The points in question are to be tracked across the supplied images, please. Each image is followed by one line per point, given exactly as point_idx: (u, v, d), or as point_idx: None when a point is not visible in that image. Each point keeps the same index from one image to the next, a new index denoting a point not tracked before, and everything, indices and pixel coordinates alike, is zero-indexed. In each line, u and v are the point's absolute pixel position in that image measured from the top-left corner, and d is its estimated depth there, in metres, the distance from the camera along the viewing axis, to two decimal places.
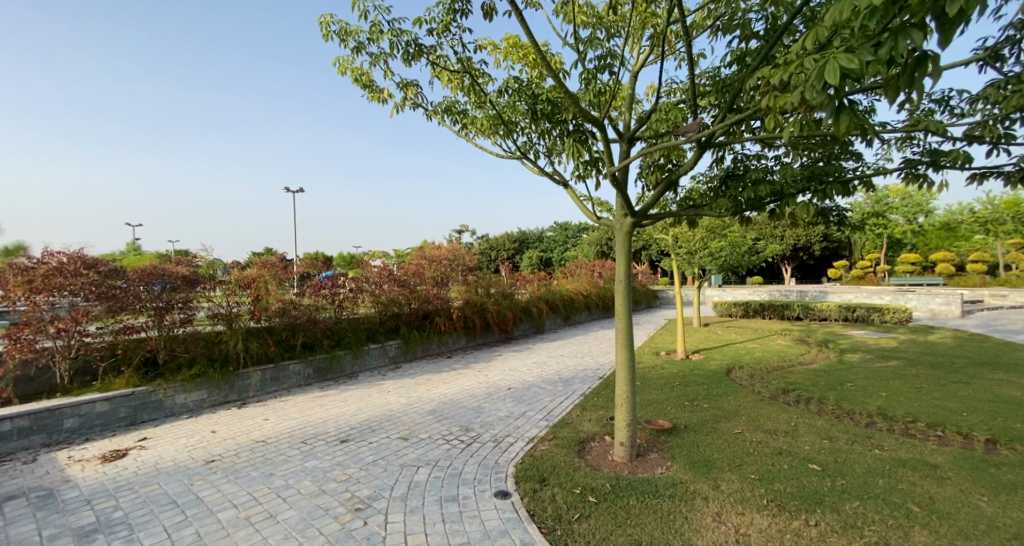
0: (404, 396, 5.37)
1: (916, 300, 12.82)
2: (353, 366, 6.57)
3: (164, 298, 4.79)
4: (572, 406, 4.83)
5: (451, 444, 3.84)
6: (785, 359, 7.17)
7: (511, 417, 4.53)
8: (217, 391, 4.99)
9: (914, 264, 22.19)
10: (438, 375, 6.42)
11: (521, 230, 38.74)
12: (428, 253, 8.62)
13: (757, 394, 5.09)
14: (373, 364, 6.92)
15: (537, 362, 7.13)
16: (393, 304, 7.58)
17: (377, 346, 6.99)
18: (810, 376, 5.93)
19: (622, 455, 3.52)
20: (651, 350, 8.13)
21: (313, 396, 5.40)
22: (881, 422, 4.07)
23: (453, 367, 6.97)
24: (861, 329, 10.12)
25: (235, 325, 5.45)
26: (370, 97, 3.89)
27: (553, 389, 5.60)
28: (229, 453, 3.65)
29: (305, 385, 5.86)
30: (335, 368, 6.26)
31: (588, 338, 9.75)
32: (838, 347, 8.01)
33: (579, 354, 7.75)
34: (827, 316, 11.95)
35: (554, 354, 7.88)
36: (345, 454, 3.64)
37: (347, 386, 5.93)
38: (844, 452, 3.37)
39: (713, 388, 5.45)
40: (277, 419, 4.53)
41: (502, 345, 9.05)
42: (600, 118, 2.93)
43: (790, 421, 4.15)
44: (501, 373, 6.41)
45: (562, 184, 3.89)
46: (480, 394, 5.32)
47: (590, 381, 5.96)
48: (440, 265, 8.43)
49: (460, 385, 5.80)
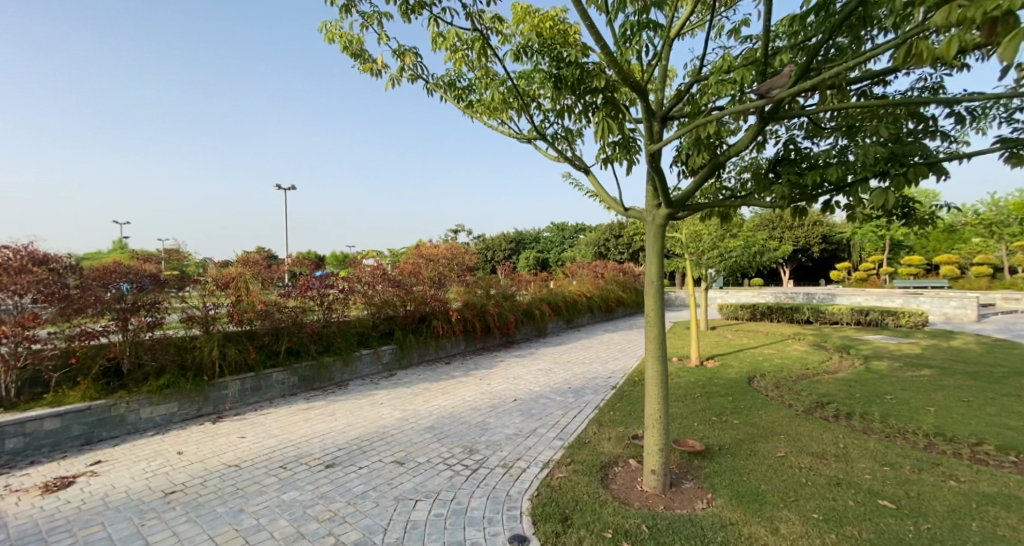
0: (399, 409, 4.85)
1: (929, 304, 12.45)
2: (343, 373, 6.05)
3: (130, 299, 4.23)
4: (587, 422, 4.34)
5: (454, 470, 3.33)
6: (808, 367, 6.71)
7: (520, 435, 4.02)
8: (190, 404, 4.46)
9: (918, 267, 21.91)
10: (435, 384, 5.92)
11: (518, 230, 38.31)
12: (425, 251, 8.11)
13: (789, 408, 4.63)
14: (365, 371, 6.41)
15: (543, 370, 6.63)
16: (388, 306, 7.09)
17: (369, 352, 6.47)
18: (842, 387, 5.47)
19: (653, 485, 3.03)
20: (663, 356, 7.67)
21: (298, 409, 4.86)
22: (941, 444, 3.60)
23: (451, 375, 6.46)
24: (878, 334, 9.69)
25: (212, 329, 4.92)
26: (360, 68, 3.42)
27: (563, 401, 5.10)
28: (193, 481, 3.10)
29: (290, 395, 5.33)
30: (322, 376, 5.75)
31: (593, 343, 9.27)
32: (860, 353, 7.58)
33: (587, 361, 7.25)
34: (839, 320, 11.53)
35: (560, 359, 7.39)
36: (331, 483, 3.11)
37: (336, 396, 5.41)
38: (915, 484, 2.97)
39: (738, 400, 4.97)
40: (255, 436, 3.99)
41: (503, 349, 8.54)
42: (641, 85, 2.43)
43: (837, 442, 3.69)
44: (505, 382, 5.90)
45: (584, 171, 3.38)
46: (483, 407, 4.81)
47: (603, 392, 5.47)
48: (438, 264, 7.91)
49: (460, 396, 5.29)
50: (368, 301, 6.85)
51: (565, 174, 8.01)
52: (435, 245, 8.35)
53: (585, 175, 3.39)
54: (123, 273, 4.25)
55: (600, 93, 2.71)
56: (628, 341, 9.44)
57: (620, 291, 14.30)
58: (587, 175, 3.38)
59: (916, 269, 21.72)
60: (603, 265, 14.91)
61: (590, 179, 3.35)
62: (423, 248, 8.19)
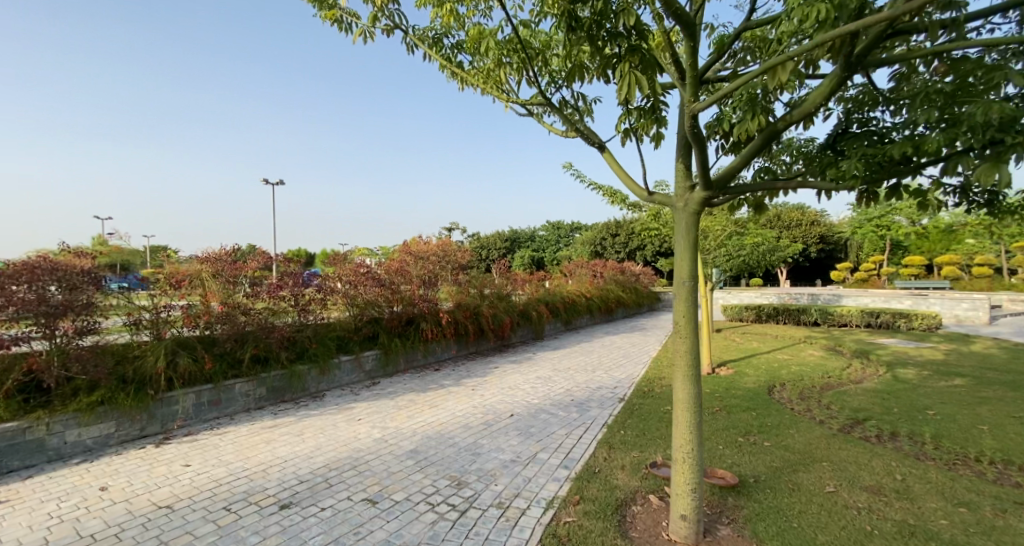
0: (378, 427, 4.23)
1: (939, 305, 11.99)
2: (319, 383, 5.43)
3: (57, 301, 3.58)
4: (595, 445, 3.75)
5: (437, 512, 2.73)
6: (831, 375, 6.15)
7: (517, 462, 3.42)
8: (130, 423, 3.87)
9: (920, 267, 21.55)
10: (422, 395, 5.30)
11: (512, 230, 37.70)
12: (413, 248, 7.47)
13: (824, 427, 4.06)
14: (345, 380, 5.78)
15: (542, 378, 6.03)
16: (371, 306, 6.46)
17: (350, 358, 5.84)
18: (875, 399, 4.91)
19: (683, 535, 2.44)
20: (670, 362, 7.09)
21: (261, 426, 4.23)
22: (1016, 476, 3.05)
23: (440, 383, 5.84)
24: (893, 337, 9.19)
25: (163, 334, 4.36)
26: (324, 17, 2.85)
27: (566, 417, 4.50)
28: (108, 531, 2.47)
29: (256, 410, 4.70)
30: (295, 387, 5.12)
31: (594, 346, 8.69)
32: (882, 359, 7.05)
33: (589, 368, 6.66)
34: (849, 322, 11.02)
35: (560, 366, 6.79)
36: (282, 532, 2.50)
37: (309, 410, 4.77)
38: (1009, 534, 2.39)
39: (764, 417, 4.39)
40: (202, 465, 3.37)
41: (498, 353, 7.93)
42: (686, 20, 1.86)
43: (893, 472, 3.11)
44: (500, 393, 5.29)
45: (600, 146, 2.80)
46: (475, 425, 4.20)
47: (609, 406, 4.87)
48: (427, 262, 7.32)
49: (449, 410, 4.68)
50: (347, 301, 6.24)
51: (563, 164, 7.41)
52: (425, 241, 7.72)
53: (599, 152, 2.80)
54: (48, 270, 3.59)
55: (622, 41, 2.15)
56: (631, 345, 8.87)
57: (620, 291, 13.73)
58: (601, 153, 2.80)
59: (918, 268, 21.35)
60: (603, 265, 14.30)
61: (605, 157, 2.77)
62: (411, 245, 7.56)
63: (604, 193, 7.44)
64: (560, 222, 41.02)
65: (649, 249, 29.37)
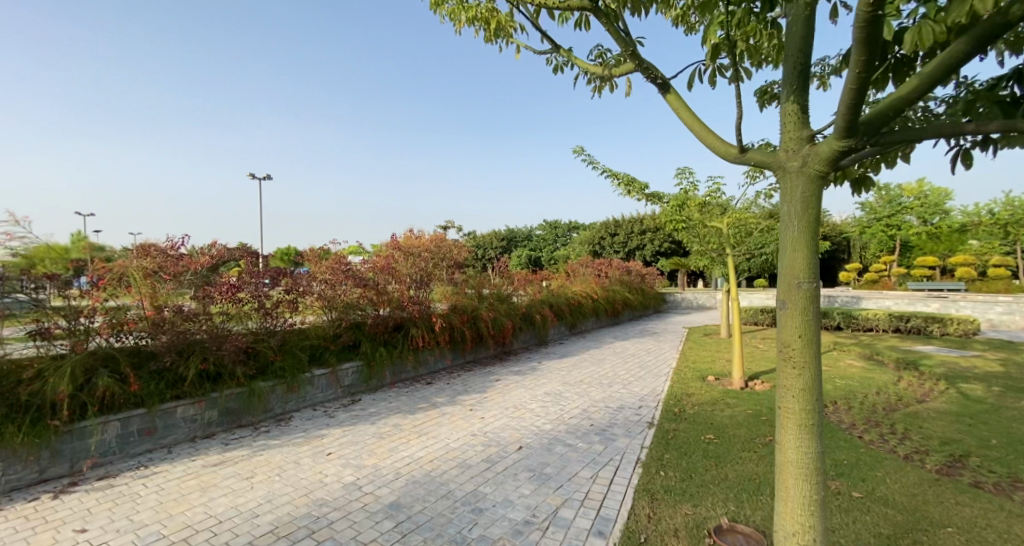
0: (351, 465, 3.34)
1: (970, 309, 11.20)
2: (285, 402, 4.53)
3: None
4: (632, 496, 2.86)
5: None
6: (885, 391, 5.30)
7: (534, 527, 2.52)
8: (22, 465, 2.93)
9: (931, 268, 20.86)
10: (410, 417, 4.41)
11: (510, 229, 36.81)
12: (403, 244, 6.58)
13: (919, 468, 3.19)
14: (319, 399, 4.88)
15: (551, 395, 5.15)
16: (351, 310, 5.57)
17: (325, 373, 4.94)
18: (958, 426, 4.06)
19: None
20: (696, 374, 6.23)
21: (203, 464, 3.32)
22: None
23: (432, 402, 4.95)
24: (931, 344, 8.37)
25: (82, 346, 3.43)
26: None
27: (589, 451, 3.61)
28: None
29: (201, 440, 3.79)
30: (254, 409, 4.21)
31: (605, 354, 7.81)
32: (935, 371, 6.22)
33: (604, 381, 5.79)
34: (876, 326, 10.22)
35: (571, 379, 5.91)
36: None
37: (269, 439, 3.87)
38: None
39: (834, 450, 3.52)
40: (103, 531, 2.46)
41: (498, 362, 7.04)
42: None
43: None
44: (503, 417, 4.41)
45: (664, 85, 1.92)
46: (475, 464, 3.31)
47: (638, 434, 3.99)
48: (418, 259, 6.47)
49: (443, 441, 3.78)
50: (323, 304, 5.36)
51: (573, 149, 6.55)
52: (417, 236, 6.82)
53: (660, 94, 1.92)
54: None
55: None
56: (644, 352, 8.02)
57: (626, 293, 12.87)
58: (662, 95, 1.92)
59: (930, 269, 20.64)
60: (607, 264, 13.36)
61: (670, 101, 1.88)
62: (400, 241, 6.67)
63: (620, 181, 6.60)
64: (557, 221, 40.25)
65: (649, 249, 28.60)
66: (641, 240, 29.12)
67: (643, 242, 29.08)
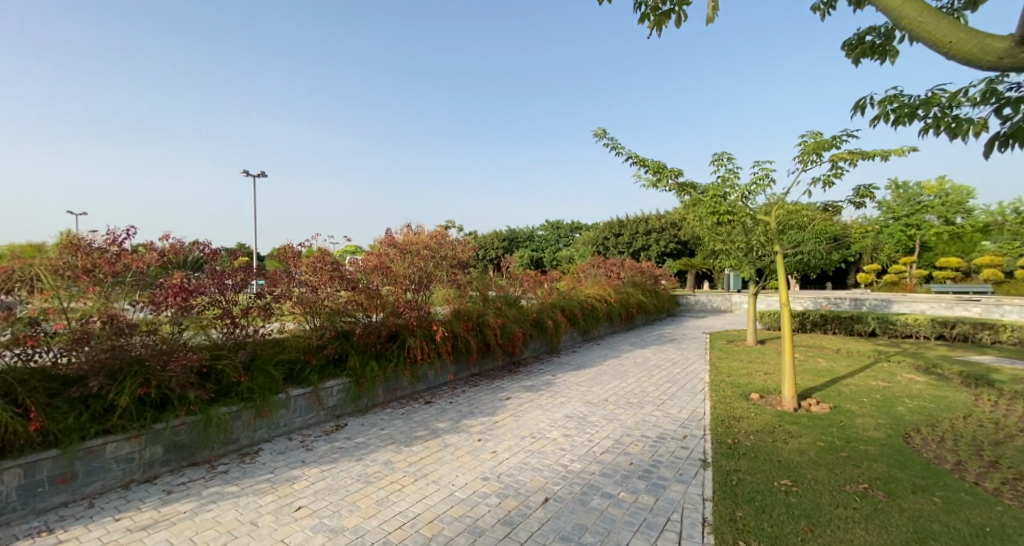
0: (326, 530, 2.51)
1: (1015, 314, 10.35)
2: (252, 431, 3.70)
3: None
4: None
5: None
6: (971, 415, 4.46)
7: None
8: None
9: (953, 269, 19.98)
10: (406, 452, 3.59)
11: (512, 229, 35.96)
12: (399, 241, 5.76)
13: None
14: (296, 425, 4.05)
15: (573, 420, 4.32)
16: (336, 317, 4.75)
17: (304, 393, 4.11)
18: None
19: None
20: (737, 392, 5.39)
21: (127, 530, 2.49)
22: None
23: (434, 429, 4.13)
24: (987, 355, 7.52)
25: None
26: None
27: (636, 505, 2.78)
28: None
29: (136, 486, 2.94)
30: (211, 442, 3.38)
31: (626, 364, 6.97)
32: (1015, 389, 5.38)
33: (632, 401, 4.96)
34: (916, 333, 9.37)
35: (595, 397, 5.08)
36: None
37: (224, 486, 3.02)
38: None
39: (960, 509, 2.68)
40: None
41: (507, 375, 6.22)
42: None
43: None
44: (519, 451, 3.58)
45: None
46: (490, 529, 2.48)
47: (692, 478, 3.16)
48: (416, 259, 5.68)
49: (446, 489, 2.95)
50: (300, 309, 4.54)
51: (594, 131, 5.77)
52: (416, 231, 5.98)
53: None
54: None
55: None
56: (669, 362, 7.19)
57: (640, 295, 12.04)
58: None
59: (953, 271, 19.75)
60: (619, 264, 12.53)
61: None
62: (395, 237, 5.84)
63: (649, 167, 5.81)
64: (560, 222, 39.44)
65: (655, 250, 27.77)
66: (647, 241, 28.27)
67: (649, 243, 28.21)
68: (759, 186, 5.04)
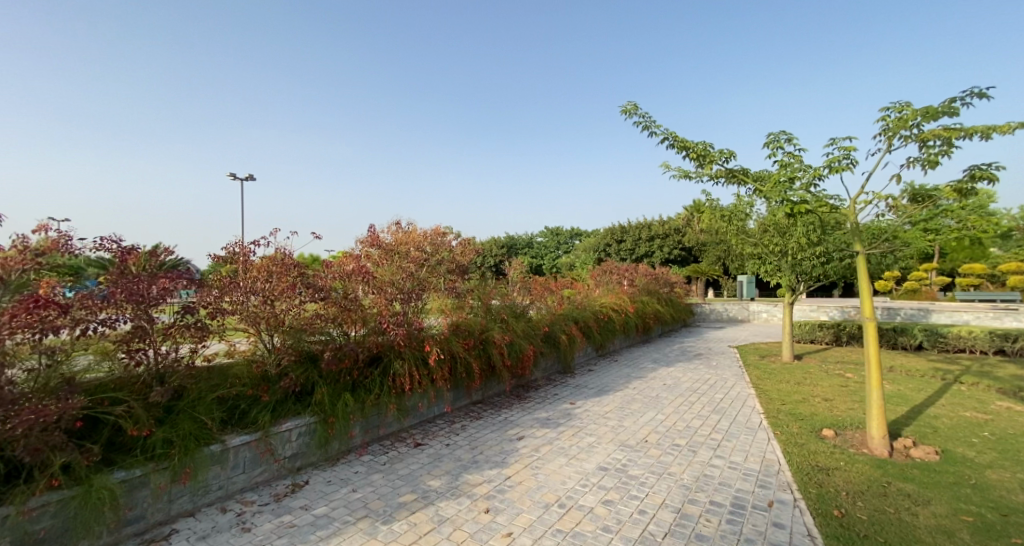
0: None
1: None
2: (165, 503, 2.60)
3: None
4: None
5: None
6: None
7: None
8: None
9: (976, 276, 19.12)
10: (383, 537, 2.49)
11: (510, 236, 34.98)
12: (385, 241, 4.71)
13: None
14: (234, 487, 2.95)
15: (610, 475, 3.23)
16: (299, 336, 3.64)
17: (248, 443, 3.01)
18: None
19: None
20: (805, 428, 4.33)
21: None
22: None
23: (425, 491, 3.03)
24: None
25: None
26: None
27: None
28: None
29: None
30: (93, 529, 2.29)
31: (655, 388, 5.91)
32: None
33: (679, 444, 3.88)
34: (971, 347, 8.35)
35: (631, 437, 4.00)
36: None
37: None
38: None
39: None
40: None
41: (517, 403, 5.13)
42: None
43: None
44: (545, 535, 2.49)
45: None
46: None
47: None
48: (405, 263, 4.66)
49: None
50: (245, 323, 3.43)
51: (623, 106, 4.76)
52: (406, 229, 4.91)
53: None
54: None
55: None
56: (704, 384, 6.13)
57: (656, 304, 11.00)
58: None
59: (976, 278, 18.87)
60: (631, 270, 11.52)
61: None
62: (380, 236, 4.78)
63: (690, 151, 4.80)
64: (560, 228, 38.46)
65: (658, 256, 26.74)
66: (651, 247, 27.24)
67: (653, 250, 27.17)
68: (838, 169, 4.01)
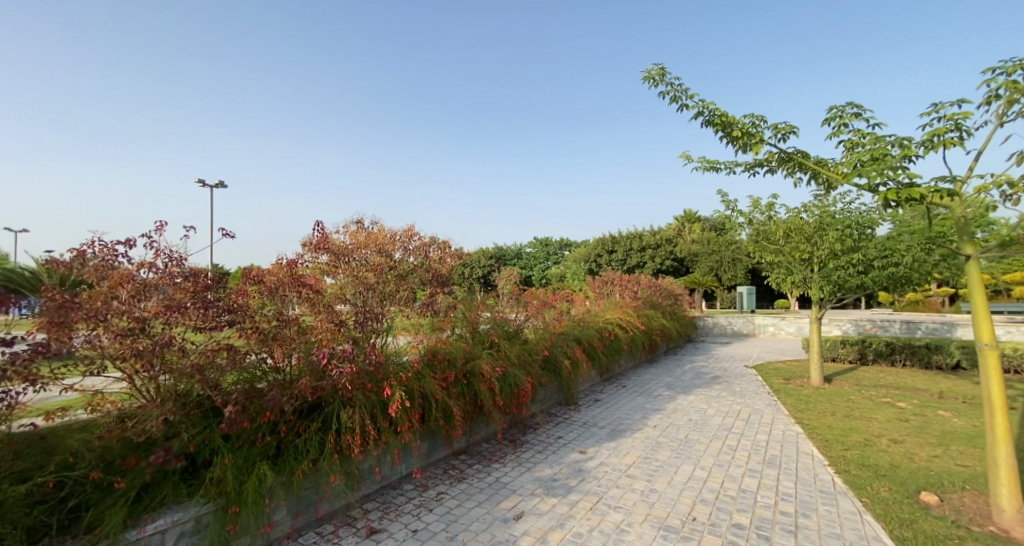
0: None
1: None
2: None
3: None
4: None
5: None
6: None
7: None
8: None
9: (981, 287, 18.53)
10: None
11: (498, 247, 33.90)
12: (336, 245, 3.54)
13: None
14: None
15: None
16: (191, 381, 2.42)
17: None
18: None
19: None
20: (898, 490, 3.23)
21: None
22: None
23: None
24: None
25: None
26: None
27: None
28: None
29: None
30: None
31: (680, 426, 4.80)
32: None
33: (742, 525, 2.76)
34: (1018, 368, 7.42)
35: (673, 515, 2.86)
36: None
37: None
38: None
39: None
40: None
41: (510, 453, 3.97)
42: None
43: None
44: None
45: None
46: None
47: None
48: (362, 274, 3.49)
49: None
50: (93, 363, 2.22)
51: (646, 69, 3.72)
52: (368, 228, 3.73)
53: None
54: None
55: None
56: (738, 421, 5.02)
57: (661, 319, 9.93)
58: None
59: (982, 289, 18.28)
60: (633, 281, 10.46)
61: None
62: (332, 238, 3.60)
63: (732, 129, 3.77)
64: (549, 239, 37.50)
65: (651, 267, 25.85)
66: (643, 258, 26.35)
67: (645, 261, 26.30)
68: (945, 143, 2.97)
